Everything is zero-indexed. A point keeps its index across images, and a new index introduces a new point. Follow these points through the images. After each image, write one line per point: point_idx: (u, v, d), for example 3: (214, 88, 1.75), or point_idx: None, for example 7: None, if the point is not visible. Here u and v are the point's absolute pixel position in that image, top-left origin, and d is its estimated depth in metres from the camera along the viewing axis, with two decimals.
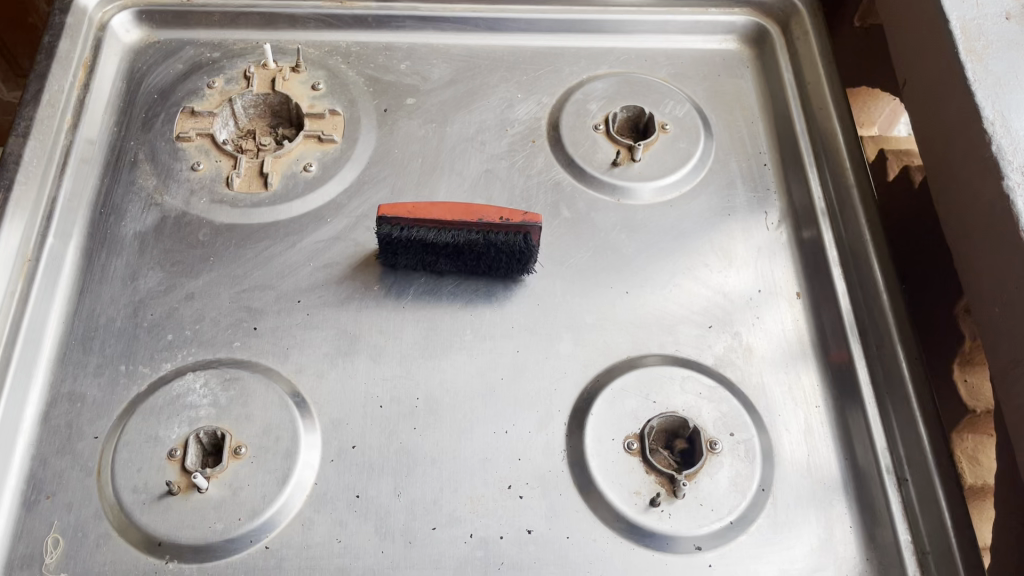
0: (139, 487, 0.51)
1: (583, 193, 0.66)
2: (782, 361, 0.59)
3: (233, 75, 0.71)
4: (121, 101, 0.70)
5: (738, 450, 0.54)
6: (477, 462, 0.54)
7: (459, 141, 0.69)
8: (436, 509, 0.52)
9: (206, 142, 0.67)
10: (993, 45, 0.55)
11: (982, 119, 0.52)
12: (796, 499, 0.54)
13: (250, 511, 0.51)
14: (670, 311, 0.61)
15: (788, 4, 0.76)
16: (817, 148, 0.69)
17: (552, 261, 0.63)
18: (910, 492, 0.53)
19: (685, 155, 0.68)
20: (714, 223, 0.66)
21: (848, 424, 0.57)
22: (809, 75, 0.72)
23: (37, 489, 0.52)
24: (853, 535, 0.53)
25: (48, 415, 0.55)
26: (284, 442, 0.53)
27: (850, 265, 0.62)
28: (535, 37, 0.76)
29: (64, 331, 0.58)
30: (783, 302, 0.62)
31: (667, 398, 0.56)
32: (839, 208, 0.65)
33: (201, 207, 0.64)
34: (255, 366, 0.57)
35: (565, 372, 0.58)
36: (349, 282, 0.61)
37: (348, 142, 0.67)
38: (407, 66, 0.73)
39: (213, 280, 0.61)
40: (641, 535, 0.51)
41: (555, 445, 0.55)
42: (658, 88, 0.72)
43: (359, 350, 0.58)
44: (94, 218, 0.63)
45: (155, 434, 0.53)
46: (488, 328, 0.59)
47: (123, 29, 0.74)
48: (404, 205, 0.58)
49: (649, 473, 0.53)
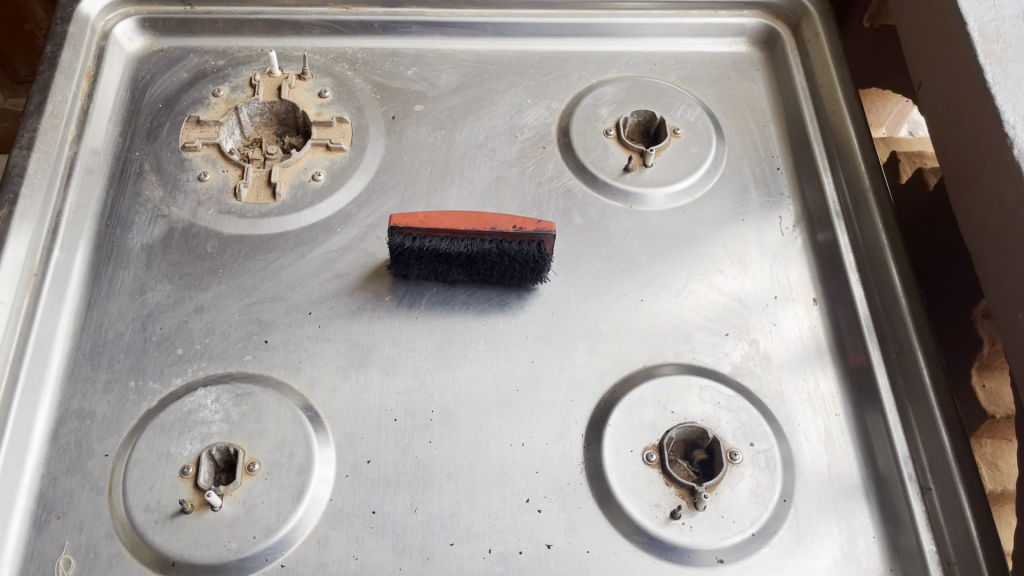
0: (152, 505, 0.50)
1: (595, 200, 0.66)
2: (800, 368, 0.59)
3: (238, 83, 0.70)
4: (125, 110, 0.69)
5: (758, 460, 0.53)
6: (494, 475, 0.53)
7: (469, 148, 0.68)
8: (454, 524, 0.51)
9: (213, 152, 0.66)
10: (1012, 47, 0.54)
11: (1003, 122, 0.51)
12: (818, 510, 0.53)
13: (265, 529, 0.50)
14: (686, 318, 0.60)
15: (798, 6, 0.75)
16: (830, 152, 0.68)
17: (566, 269, 0.62)
18: (933, 500, 0.53)
19: (697, 160, 0.67)
20: (728, 229, 0.65)
21: (869, 431, 0.56)
22: (821, 78, 0.72)
23: (47, 509, 0.51)
24: (876, 545, 0.52)
25: (57, 433, 0.54)
26: (298, 457, 0.52)
27: (867, 270, 0.62)
28: (543, 41, 0.76)
29: (71, 346, 0.57)
30: (800, 307, 0.61)
31: (685, 408, 0.55)
32: (855, 213, 0.64)
33: (208, 218, 0.63)
34: (267, 381, 0.56)
35: (581, 383, 0.57)
36: (360, 293, 0.60)
37: (356, 150, 0.67)
38: (414, 72, 0.73)
39: (222, 293, 0.60)
40: (662, 549, 0.51)
41: (572, 457, 0.54)
42: (668, 93, 0.72)
43: (372, 362, 0.57)
44: (100, 230, 0.62)
45: (167, 451, 0.52)
46: (502, 338, 0.59)
47: (125, 37, 0.73)
48: (415, 215, 0.57)
49: (669, 485, 0.52)
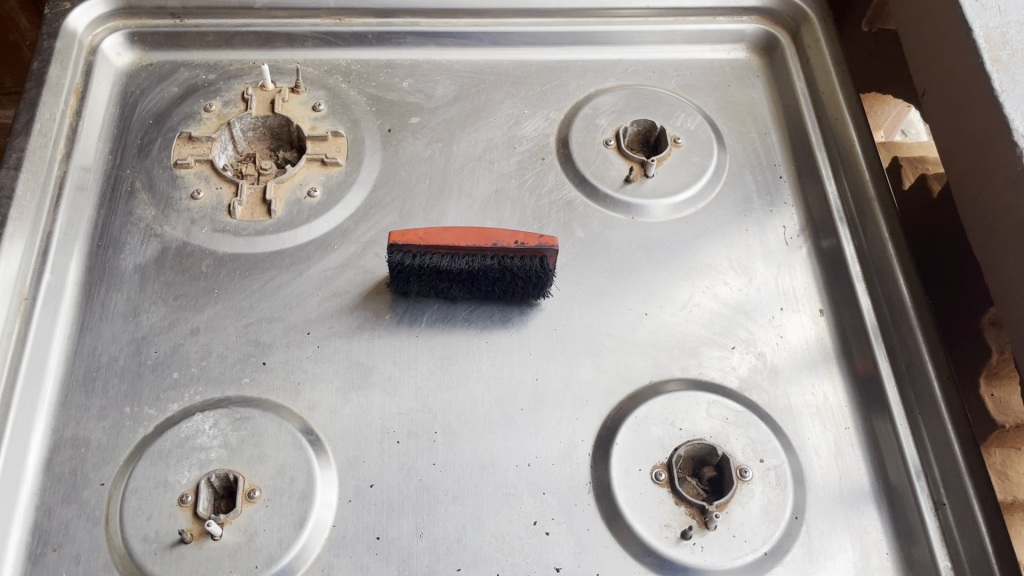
0: (150, 536, 0.49)
1: (596, 212, 0.65)
2: (808, 380, 0.58)
3: (231, 98, 0.69)
4: (115, 126, 0.67)
5: (768, 477, 0.53)
6: (501, 497, 0.52)
7: (467, 160, 0.67)
8: (461, 549, 0.50)
9: (206, 169, 0.65)
10: (1018, 54, 0.53)
11: (1012, 131, 0.51)
12: (830, 526, 0.52)
13: (267, 557, 0.49)
14: (692, 332, 0.59)
15: (797, 12, 0.75)
16: (833, 159, 0.67)
17: (568, 283, 0.61)
18: (947, 515, 0.52)
19: (699, 169, 0.66)
20: (732, 239, 0.64)
21: (880, 445, 0.55)
22: (822, 85, 0.71)
23: (42, 541, 0.50)
24: (890, 562, 0.51)
25: (51, 461, 0.52)
26: (300, 483, 0.51)
27: (874, 279, 0.61)
28: (539, 50, 0.75)
29: (64, 371, 0.56)
30: (805, 318, 0.61)
31: (693, 425, 0.54)
32: (859, 221, 0.64)
33: (202, 237, 0.62)
34: (266, 404, 0.55)
35: (587, 400, 0.56)
36: (360, 311, 0.59)
37: (353, 164, 0.66)
38: (409, 84, 0.72)
39: (218, 314, 0.58)
40: (673, 570, 0.50)
41: (580, 477, 0.53)
42: (668, 101, 0.71)
43: (373, 383, 0.56)
44: (92, 251, 0.61)
45: (164, 478, 0.51)
46: (505, 355, 0.58)
47: (114, 51, 0.72)
48: (415, 232, 0.56)
49: (679, 504, 0.51)
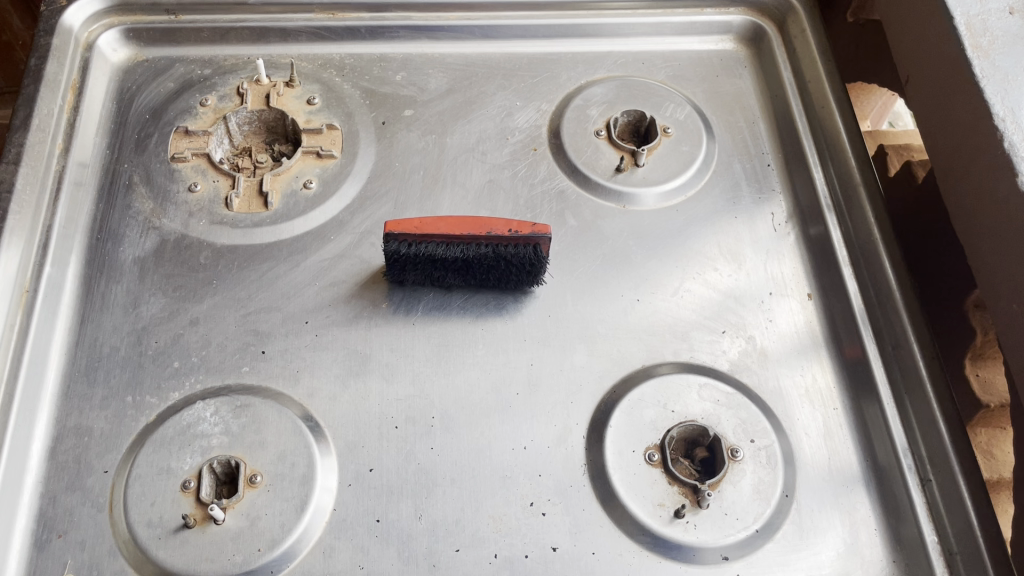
0: (154, 521, 0.50)
1: (588, 201, 0.66)
2: (795, 361, 0.59)
3: (226, 92, 0.70)
4: (112, 121, 0.68)
5: (759, 457, 0.54)
6: (499, 480, 0.53)
7: (460, 152, 0.68)
8: (459, 530, 0.51)
9: (202, 162, 0.66)
10: (998, 41, 0.55)
11: (992, 116, 0.52)
12: (819, 504, 0.53)
13: (269, 541, 0.50)
14: (683, 317, 0.61)
15: (783, 3, 0.76)
16: (820, 147, 0.69)
17: (561, 271, 0.62)
18: (934, 492, 0.54)
19: (688, 158, 0.68)
20: (720, 225, 0.65)
21: (867, 423, 0.57)
22: (808, 74, 0.73)
23: (47, 528, 0.50)
24: (878, 538, 0.53)
25: (54, 450, 0.53)
26: (301, 468, 0.52)
27: (861, 264, 0.63)
28: (530, 43, 0.76)
29: (66, 362, 0.56)
30: (794, 302, 0.62)
31: (685, 407, 0.55)
32: (846, 206, 0.65)
33: (200, 229, 0.62)
34: (266, 392, 0.56)
35: (581, 384, 0.57)
36: (356, 301, 0.60)
37: (347, 157, 0.66)
38: (402, 77, 0.73)
39: (217, 305, 0.59)
40: (668, 548, 0.51)
41: (575, 459, 0.54)
42: (658, 92, 0.72)
43: (371, 370, 0.57)
44: (91, 244, 0.62)
45: (167, 465, 0.52)
46: (500, 342, 0.59)
47: (110, 48, 0.72)
48: (411, 221, 0.57)
49: (672, 483, 0.53)
